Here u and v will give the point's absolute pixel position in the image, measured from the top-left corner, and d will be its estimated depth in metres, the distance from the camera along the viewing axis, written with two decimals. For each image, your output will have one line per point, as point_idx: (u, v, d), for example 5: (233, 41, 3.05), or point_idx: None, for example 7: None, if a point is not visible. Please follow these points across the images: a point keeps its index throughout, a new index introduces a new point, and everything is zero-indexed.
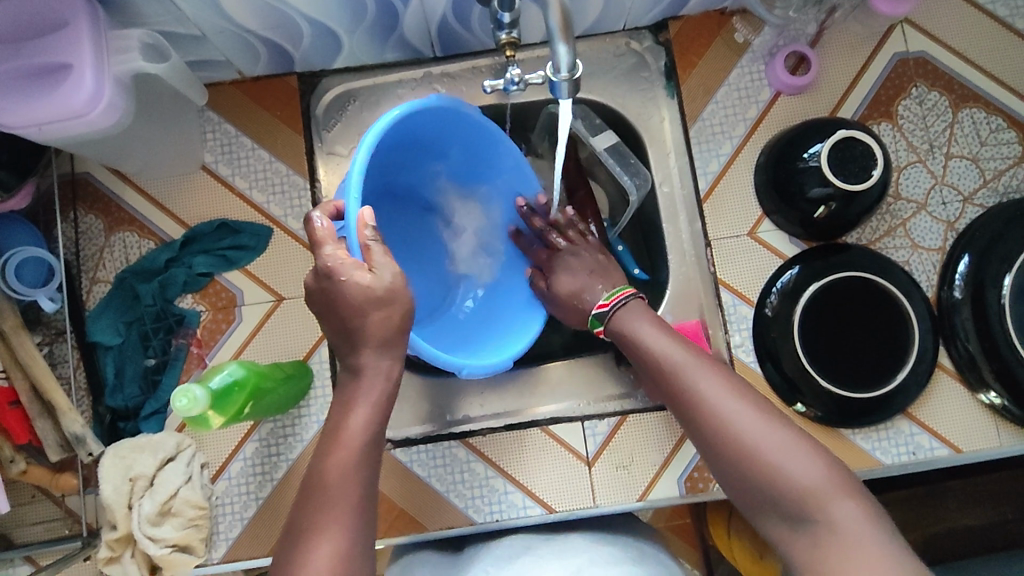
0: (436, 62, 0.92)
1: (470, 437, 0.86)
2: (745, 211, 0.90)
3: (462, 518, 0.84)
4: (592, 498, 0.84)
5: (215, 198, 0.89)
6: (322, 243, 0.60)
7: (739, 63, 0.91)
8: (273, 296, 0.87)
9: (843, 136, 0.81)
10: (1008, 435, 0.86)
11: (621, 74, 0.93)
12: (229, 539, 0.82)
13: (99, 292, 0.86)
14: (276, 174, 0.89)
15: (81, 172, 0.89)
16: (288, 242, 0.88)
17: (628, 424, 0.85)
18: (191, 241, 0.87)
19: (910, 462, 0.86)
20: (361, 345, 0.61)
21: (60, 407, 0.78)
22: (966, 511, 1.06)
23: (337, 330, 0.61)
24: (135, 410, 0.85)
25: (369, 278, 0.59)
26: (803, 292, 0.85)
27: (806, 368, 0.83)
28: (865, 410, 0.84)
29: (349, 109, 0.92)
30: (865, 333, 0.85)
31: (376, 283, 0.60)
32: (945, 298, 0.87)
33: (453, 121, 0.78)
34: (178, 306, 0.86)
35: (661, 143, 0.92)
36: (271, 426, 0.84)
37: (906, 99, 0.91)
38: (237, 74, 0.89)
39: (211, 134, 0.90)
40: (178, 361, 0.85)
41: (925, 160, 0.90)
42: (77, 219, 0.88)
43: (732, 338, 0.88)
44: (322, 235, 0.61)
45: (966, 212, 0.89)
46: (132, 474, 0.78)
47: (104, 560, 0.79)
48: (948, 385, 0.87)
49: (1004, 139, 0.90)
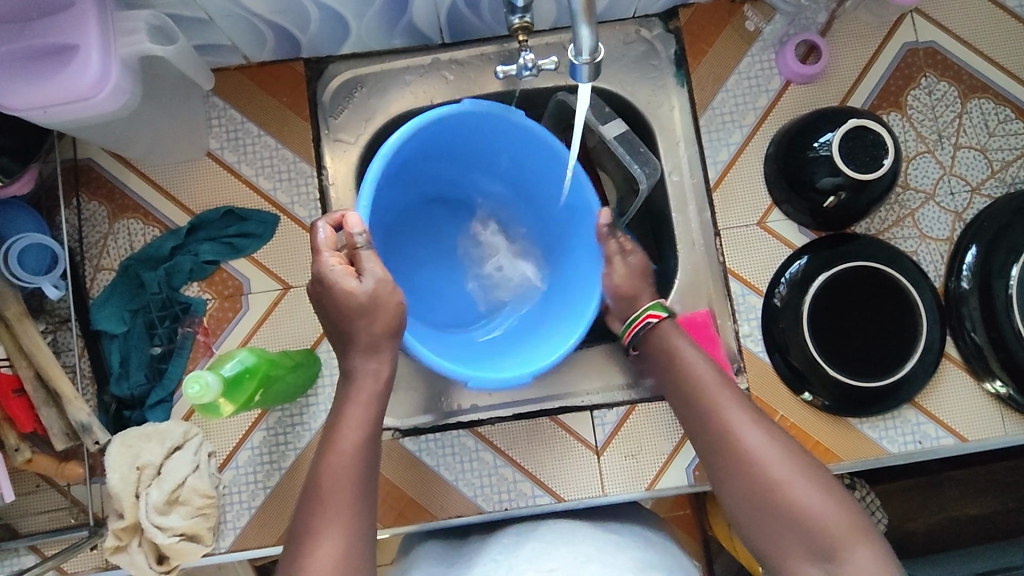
0: (445, 48, 0.91)
1: (479, 426, 0.86)
2: (754, 200, 0.90)
3: (471, 507, 0.84)
4: (600, 487, 0.84)
5: (221, 185, 0.88)
6: (320, 251, 0.66)
7: (749, 52, 0.91)
8: (280, 284, 0.86)
9: (854, 125, 0.81)
10: (1013, 424, 0.87)
11: (631, 61, 0.92)
12: (237, 528, 0.82)
13: (103, 280, 0.85)
14: (282, 162, 0.88)
15: (83, 158, 0.87)
16: (295, 230, 0.87)
17: (637, 413, 0.85)
18: (196, 228, 0.87)
19: (916, 451, 0.86)
20: (351, 348, 0.66)
21: (66, 395, 0.77)
22: (966, 501, 1.07)
23: (335, 330, 0.67)
24: (141, 399, 0.84)
25: (354, 285, 0.64)
26: (812, 281, 0.85)
27: (815, 357, 0.83)
28: (873, 399, 0.84)
29: (356, 96, 0.91)
30: (874, 323, 0.85)
31: (360, 289, 0.64)
32: (952, 288, 0.87)
33: (474, 124, 0.81)
34: (184, 294, 0.85)
35: (671, 132, 0.92)
36: (279, 415, 0.83)
37: (915, 89, 0.90)
38: (243, 59, 0.88)
39: (217, 120, 0.89)
40: (184, 349, 0.84)
41: (934, 150, 0.90)
42: (80, 206, 0.87)
43: (740, 328, 0.88)
44: (323, 243, 0.67)
45: (974, 203, 0.89)
46: (139, 462, 0.78)
47: (111, 550, 0.78)
48: (955, 375, 0.87)
49: (1012, 129, 0.90)
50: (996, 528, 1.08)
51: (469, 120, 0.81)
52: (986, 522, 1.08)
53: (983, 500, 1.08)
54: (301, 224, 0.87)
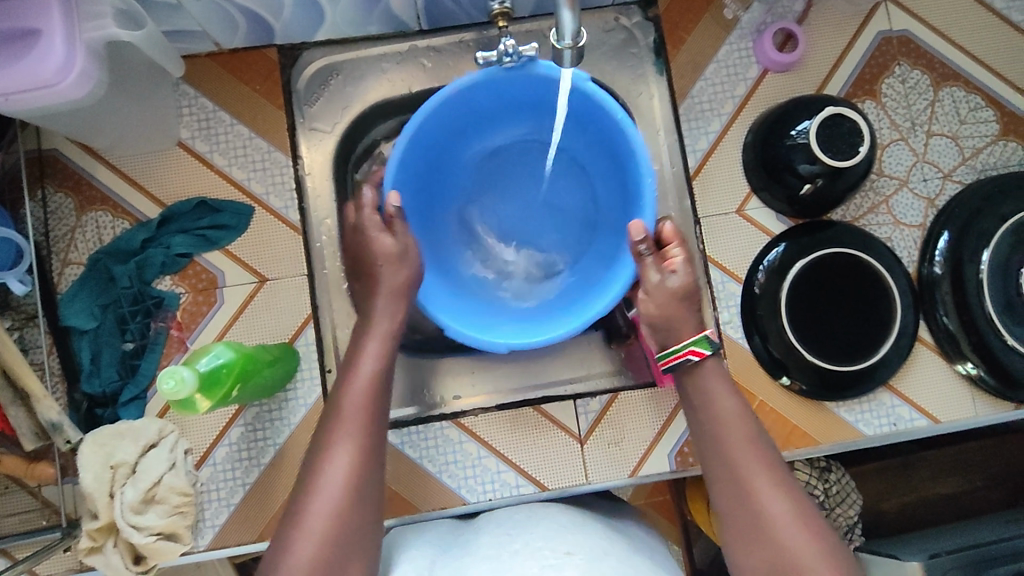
0: (422, 35, 0.90)
1: (462, 417, 0.86)
2: (732, 188, 0.90)
3: (455, 498, 0.84)
4: (584, 475, 0.85)
5: (193, 176, 0.85)
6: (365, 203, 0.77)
7: (728, 40, 0.91)
8: (256, 277, 0.84)
9: (831, 112, 0.81)
10: (984, 405, 0.89)
11: (610, 49, 0.92)
12: (216, 526, 0.80)
13: (72, 275, 0.83)
14: (256, 151, 0.86)
15: (47, 149, 0.84)
16: (270, 221, 0.85)
17: (620, 402, 0.86)
18: (168, 221, 0.84)
19: (891, 433, 0.88)
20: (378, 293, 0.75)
21: (34, 394, 0.74)
22: (938, 480, 1.11)
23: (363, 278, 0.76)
24: (113, 396, 0.82)
25: (390, 241, 0.75)
26: (790, 268, 0.86)
27: (793, 343, 0.85)
28: (849, 383, 0.86)
29: (331, 83, 0.89)
30: (851, 309, 0.86)
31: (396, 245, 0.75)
32: (925, 273, 0.89)
33: (498, 88, 0.81)
34: (156, 288, 0.83)
35: (651, 120, 0.92)
36: (257, 410, 0.82)
37: (889, 77, 0.92)
38: (214, 46, 0.85)
39: (188, 109, 0.86)
40: (158, 345, 0.82)
41: (907, 138, 0.91)
42: (45, 198, 0.84)
43: (720, 315, 0.89)
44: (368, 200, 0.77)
45: (946, 189, 0.91)
46: (113, 461, 0.76)
47: (85, 551, 0.76)
48: (928, 358, 0.89)
49: (982, 117, 0.92)
50: (967, 506, 1.11)
51: (491, 85, 0.80)
52: (957, 501, 1.11)
53: (954, 480, 1.11)
54: (276, 215, 0.86)
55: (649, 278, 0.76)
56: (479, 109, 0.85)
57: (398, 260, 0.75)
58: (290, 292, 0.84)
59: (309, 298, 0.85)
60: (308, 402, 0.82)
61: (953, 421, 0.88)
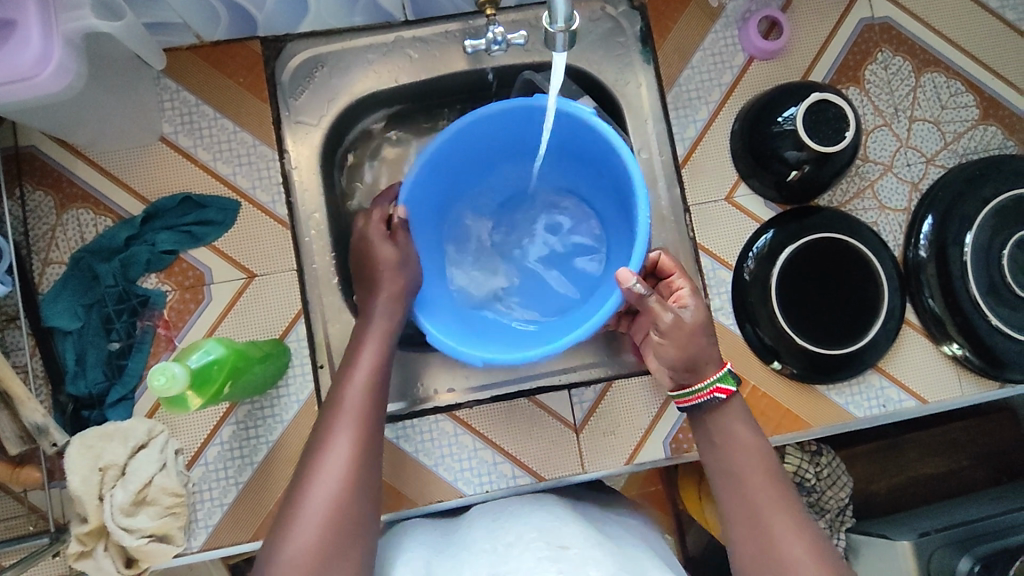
0: (407, 26, 0.89)
1: (456, 409, 0.85)
2: (721, 176, 0.91)
3: (451, 491, 0.83)
4: (580, 464, 0.85)
5: (177, 171, 0.84)
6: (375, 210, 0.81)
7: (713, 28, 0.92)
8: (244, 273, 0.83)
9: (816, 99, 0.82)
10: (970, 385, 0.91)
11: (597, 39, 0.92)
12: (209, 526, 0.79)
13: (54, 274, 0.81)
14: (241, 145, 0.85)
15: (25, 146, 0.82)
16: (258, 216, 0.84)
17: (614, 390, 0.86)
18: (152, 218, 0.82)
19: (880, 414, 0.90)
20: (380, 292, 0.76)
21: (19, 396, 0.71)
22: (924, 461, 1.13)
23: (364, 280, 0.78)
24: (100, 398, 0.80)
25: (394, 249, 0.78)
26: (779, 254, 0.86)
27: (783, 328, 0.86)
28: (837, 366, 0.87)
29: (316, 76, 0.88)
30: (839, 293, 0.87)
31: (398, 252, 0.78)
32: (911, 257, 0.90)
33: (514, 121, 0.82)
34: (141, 287, 0.82)
35: (639, 109, 0.92)
36: (248, 408, 0.81)
37: (872, 64, 0.93)
38: (196, 38, 0.84)
39: (170, 103, 0.84)
40: (145, 344, 0.81)
41: (890, 123, 0.92)
42: (24, 196, 0.82)
43: (712, 302, 0.89)
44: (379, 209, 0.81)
45: (929, 173, 0.92)
46: (102, 463, 0.74)
47: (75, 556, 0.75)
48: (916, 340, 0.91)
49: (963, 102, 0.93)
50: (952, 486, 1.13)
51: (508, 118, 0.81)
52: (943, 481, 1.13)
53: (940, 460, 1.13)
54: (264, 210, 0.84)
55: (662, 318, 0.73)
56: (495, 144, 0.87)
57: (399, 266, 0.77)
58: (279, 288, 0.83)
59: (299, 293, 0.84)
60: (300, 398, 0.81)
61: (941, 401, 0.90)
